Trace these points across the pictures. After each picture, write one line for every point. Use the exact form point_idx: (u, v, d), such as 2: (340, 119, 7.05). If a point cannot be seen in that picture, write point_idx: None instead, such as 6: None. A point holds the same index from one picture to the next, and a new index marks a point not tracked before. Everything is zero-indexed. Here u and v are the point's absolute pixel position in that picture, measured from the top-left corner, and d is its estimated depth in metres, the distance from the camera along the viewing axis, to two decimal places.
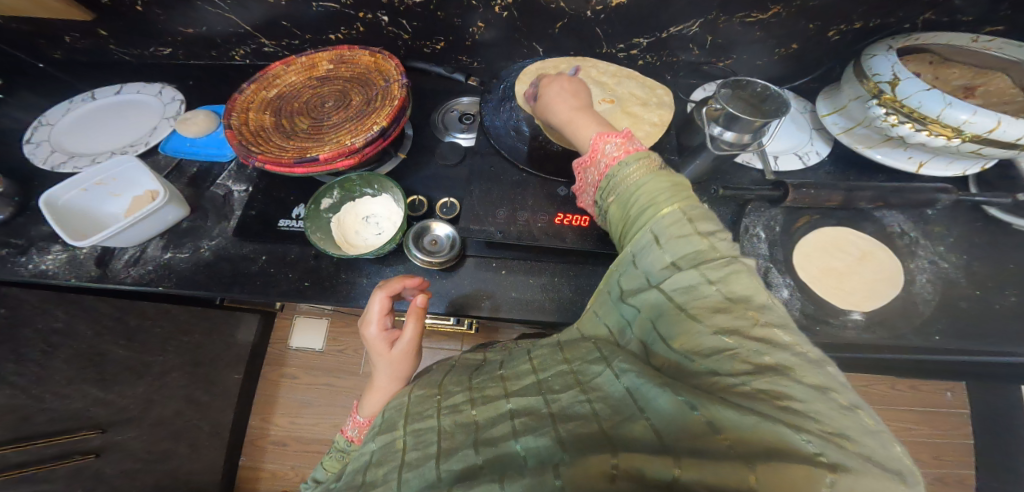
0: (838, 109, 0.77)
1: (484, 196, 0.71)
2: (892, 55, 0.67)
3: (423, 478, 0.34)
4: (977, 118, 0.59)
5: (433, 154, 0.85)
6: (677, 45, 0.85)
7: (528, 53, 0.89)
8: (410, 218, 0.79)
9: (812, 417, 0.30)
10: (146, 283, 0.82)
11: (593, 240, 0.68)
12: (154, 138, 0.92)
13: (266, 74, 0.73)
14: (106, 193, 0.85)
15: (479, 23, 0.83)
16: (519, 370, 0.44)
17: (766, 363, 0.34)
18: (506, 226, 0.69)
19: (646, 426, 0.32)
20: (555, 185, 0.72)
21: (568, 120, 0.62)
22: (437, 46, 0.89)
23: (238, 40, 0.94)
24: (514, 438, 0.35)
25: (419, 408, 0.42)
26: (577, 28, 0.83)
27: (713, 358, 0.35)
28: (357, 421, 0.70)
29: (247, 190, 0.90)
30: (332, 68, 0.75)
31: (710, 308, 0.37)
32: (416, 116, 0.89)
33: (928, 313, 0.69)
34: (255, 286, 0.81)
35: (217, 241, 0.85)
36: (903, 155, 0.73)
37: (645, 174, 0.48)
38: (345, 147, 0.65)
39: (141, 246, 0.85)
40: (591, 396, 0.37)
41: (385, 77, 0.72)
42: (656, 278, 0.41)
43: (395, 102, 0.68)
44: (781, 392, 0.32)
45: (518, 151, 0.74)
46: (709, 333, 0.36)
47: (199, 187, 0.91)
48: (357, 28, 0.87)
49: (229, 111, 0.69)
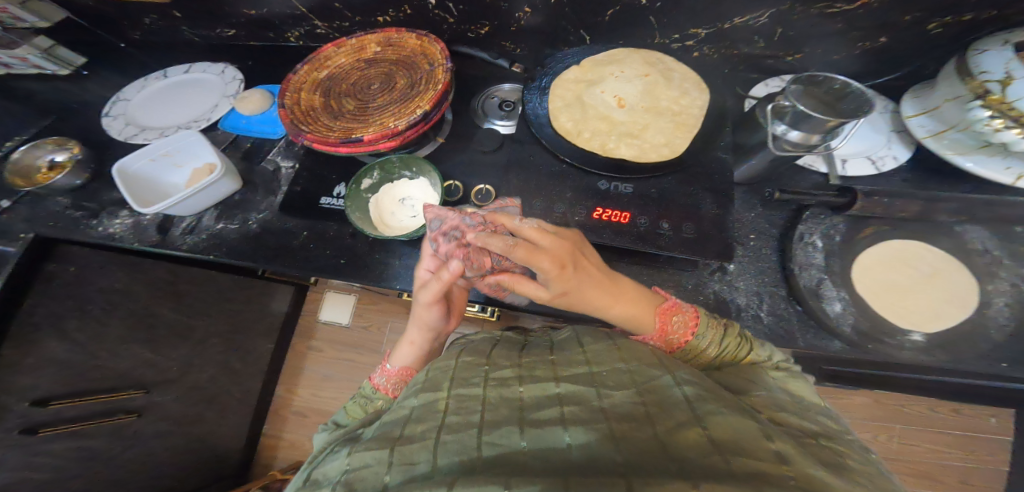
0: (927, 109, 0.70)
1: (522, 184, 0.70)
2: (1008, 50, 0.59)
3: (463, 443, 0.38)
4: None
5: (472, 139, 0.84)
6: (739, 36, 0.79)
7: (575, 41, 0.87)
8: (445, 202, 0.79)
9: (873, 474, 0.35)
10: (202, 251, 0.87)
11: (632, 238, 0.66)
12: (215, 114, 0.97)
13: (318, 55, 0.75)
14: (171, 164, 0.90)
15: (526, 9, 0.81)
16: (568, 359, 0.51)
17: (818, 427, 0.41)
18: (542, 217, 0.68)
19: (699, 435, 0.36)
20: (595, 179, 0.70)
21: (617, 306, 0.58)
22: (482, 31, 0.88)
23: (293, 21, 0.97)
24: (563, 428, 0.39)
25: (464, 375, 0.48)
26: (631, 15, 0.79)
27: (781, 412, 0.44)
28: (386, 364, 0.72)
29: (295, 167, 0.93)
30: (379, 50, 0.76)
31: (776, 389, 0.48)
32: (459, 101, 0.88)
33: (999, 341, 0.62)
34: (296, 260, 0.84)
35: (265, 215, 0.89)
36: (999, 164, 0.65)
37: (722, 338, 0.57)
38: (388, 130, 0.66)
39: (198, 216, 0.90)
40: (641, 396, 0.42)
41: (430, 61, 0.72)
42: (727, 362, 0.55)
43: (438, 86, 0.67)
44: (836, 444, 0.39)
45: (559, 141, 0.72)
46: (777, 399, 0.46)
47: (250, 162, 0.94)
48: (406, 10, 0.87)
49: (284, 90, 0.72)
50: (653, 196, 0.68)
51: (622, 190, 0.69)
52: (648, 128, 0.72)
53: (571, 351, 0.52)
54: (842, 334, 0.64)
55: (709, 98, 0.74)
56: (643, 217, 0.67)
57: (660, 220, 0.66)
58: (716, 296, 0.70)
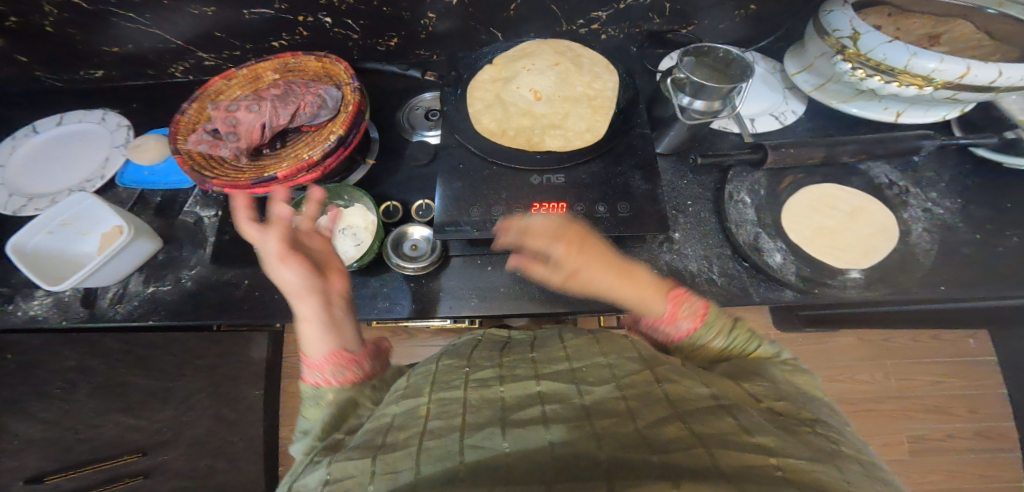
0: (806, 67, 0.74)
1: (456, 195, 0.68)
2: (849, 8, 0.64)
3: (446, 448, 0.36)
4: (947, 67, 0.56)
5: (404, 156, 0.81)
6: (636, 15, 0.80)
7: (486, 39, 0.86)
8: (386, 224, 0.77)
9: (868, 462, 0.35)
10: (137, 318, 0.81)
11: (573, 227, 0.66)
12: (109, 170, 0.90)
13: (207, 91, 0.69)
14: (75, 233, 0.83)
15: (431, 15, 0.79)
16: (552, 356, 0.50)
17: (824, 420, 0.40)
18: (482, 223, 0.66)
19: (681, 429, 0.37)
20: (528, 175, 0.69)
21: (626, 282, 0.58)
22: (391, 43, 0.85)
23: (173, 55, 0.91)
24: (545, 426, 0.38)
25: (445, 378, 0.46)
26: (529, 9, 0.79)
27: (780, 403, 0.42)
28: (307, 362, 0.54)
29: (218, 214, 0.89)
30: (278, 77, 0.72)
31: (785, 377, 0.46)
32: (377, 117, 0.86)
33: (930, 264, 0.66)
34: (243, 311, 0.80)
35: (198, 270, 0.84)
36: (880, 106, 0.70)
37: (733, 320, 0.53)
38: (303, 162, 0.63)
39: (123, 282, 0.84)
40: (621, 390, 0.42)
41: (336, 82, 0.70)
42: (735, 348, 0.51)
43: (349, 108, 0.65)
44: (836, 436, 0.38)
45: (485, 144, 0.71)
46: (780, 387, 0.45)
47: (167, 217, 0.89)
48: (300, 32, 0.83)
49: (173, 133, 0.65)
50: (586, 182, 0.68)
51: (555, 181, 0.69)
52: (571, 116, 0.73)
53: (552, 349, 0.51)
54: (791, 282, 0.66)
55: (620, 80, 0.75)
56: (579, 204, 0.67)
57: (597, 204, 0.67)
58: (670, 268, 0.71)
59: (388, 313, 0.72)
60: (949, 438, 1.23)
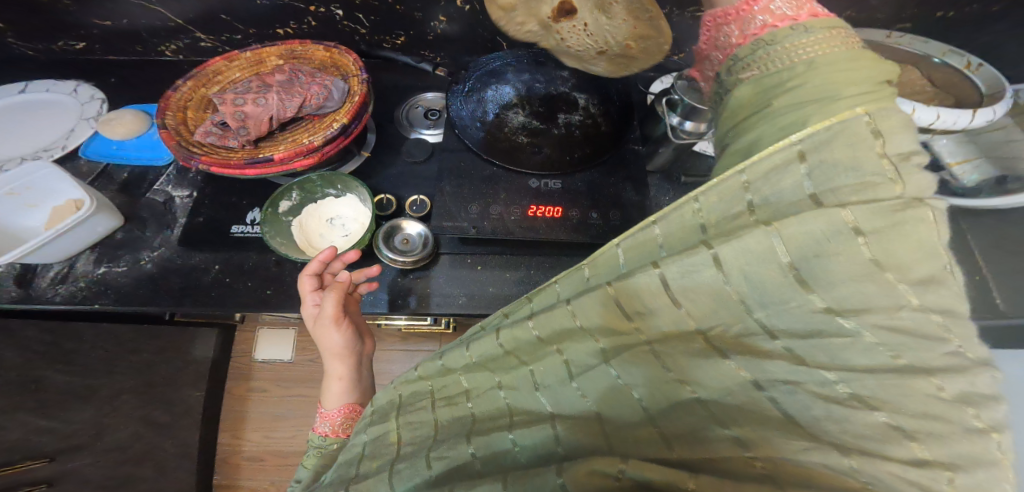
0: None
1: (455, 192, 0.70)
2: None
3: (414, 468, 0.40)
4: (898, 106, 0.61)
5: (400, 151, 0.81)
6: None
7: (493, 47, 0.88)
8: (378, 218, 0.76)
9: (914, 438, 0.24)
10: (81, 301, 0.76)
11: (567, 230, 0.69)
12: (73, 141, 0.84)
13: (205, 70, 0.67)
14: (19, 204, 0.77)
15: (441, 17, 0.81)
16: (494, 355, 0.43)
17: (895, 364, 0.26)
18: (480, 221, 0.68)
19: (651, 433, 0.34)
20: (526, 178, 0.71)
21: None
22: (398, 41, 0.87)
23: (167, 33, 0.88)
24: (508, 430, 0.39)
25: (411, 399, 0.47)
26: None
27: (810, 342, 0.28)
28: (322, 412, 0.67)
29: (191, 195, 0.84)
30: (281, 62, 0.70)
31: (851, 272, 0.26)
32: (378, 112, 0.85)
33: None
34: (211, 298, 0.77)
35: (161, 252, 0.80)
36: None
37: (827, 48, 0.38)
38: (302, 146, 0.60)
39: (70, 262, 0.78)
40: (588, 395, 0.37)
41: (343, 73, 0.68)
42: (768, 208, 0.31)
43: (355, 98, 0.63)
44: (884, 400, 0.26)
45: (483, 143, 0.72)
46: (818, 309, 0.27)
47: (131, 195, 0.83)
48: (308, 22, 0.83)
49: (163, 108, 0.62)
50: (582, 189, 0.71)
51: (552, 186, 0.71)
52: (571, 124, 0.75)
53: (489, 343, 0.43)
54: None
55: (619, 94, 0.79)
56: (574, 210, 0.70)
57: (590, 211, 0.70)
58: None
59: (373, 307, 0.72)
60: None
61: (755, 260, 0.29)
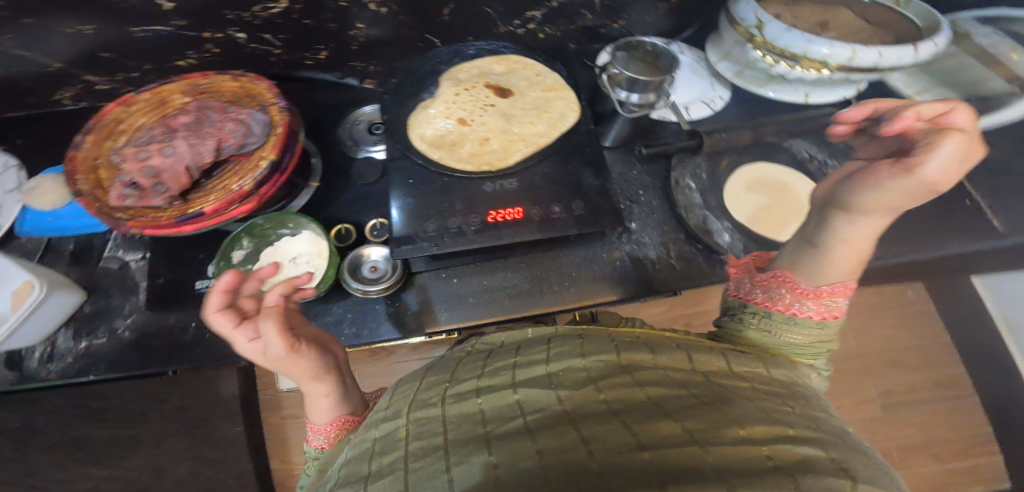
0: (725, 55, 0.79)
1: (407, 210, 0.64)
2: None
3: (433, 468, 0.36)
4: (838, 52, 0.59)
5: (351, 174, 0.78)
6: (570, 11, 0.78)
7: (426, 46, 0.82)
8: (340, 249, 0.73)
9: (849, 445, 0.38)
10: (75, 376, 0.75)
11: (532, 231, 0.64)
12: (5, 220, 0.81)
13: (103, 120, 0.62)
14: None
15: (360, 24, 0.76)
16: (531, 367, 0.49)
17: (818, 412, 0.43)
18: (439, 236, 0.62)
19: (675, 426, 0.36)
20: (480, 183, 0.66)
21: (847, 241, 0.54)
22: (320, 56, 0.82)
23: (56, 81, 0.80)
24: (529, 433, 0.38)
25: (425, 398, 0.48)
26: (464, 13, 0.76)
27: (773, 392, 0.44)
28: (314, 426, 0.65)
29: (145, 256, 0.82)
30: (186, 99, 0.66)
31: (784, 376, 0.48)
32: (316, 139, 0.82)
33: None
34: (197, 354, 0.75)
35: (134, 317, 0.78)
36: (790, 89, 0.76)
37: (811, 336, 0.53)
38: (233, 193, 0.56)
39: (50, 340, 0.76)
40: (605, 394, 0.42)
41: (258, 101, 0.64)
42: (729, 352, 0.51)
43: (279, 130, 0.59)
44: (817, 417, 0.41)
45: (427, 154, 0.67)
46: (773, 380, 0.47)
47: (86, 265, 0.81)
48: (212, 49, 0.78)
49: (71, 173, 0.58)
50: (540, 184, 0.66)
51: (508, 187, 0.66)
52: (521, 110, 0.72)
53: (535, 360, 0.50)
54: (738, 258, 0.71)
55: (561, 77, 0.75)
56: (535, 207, 0.65)
57: (552, 205, 0.65)
58: (633, 257, 0.73)
59: (355, 340, 0.69)
60: (923, 393, 1.28)
61: (745, 365, 0.49)
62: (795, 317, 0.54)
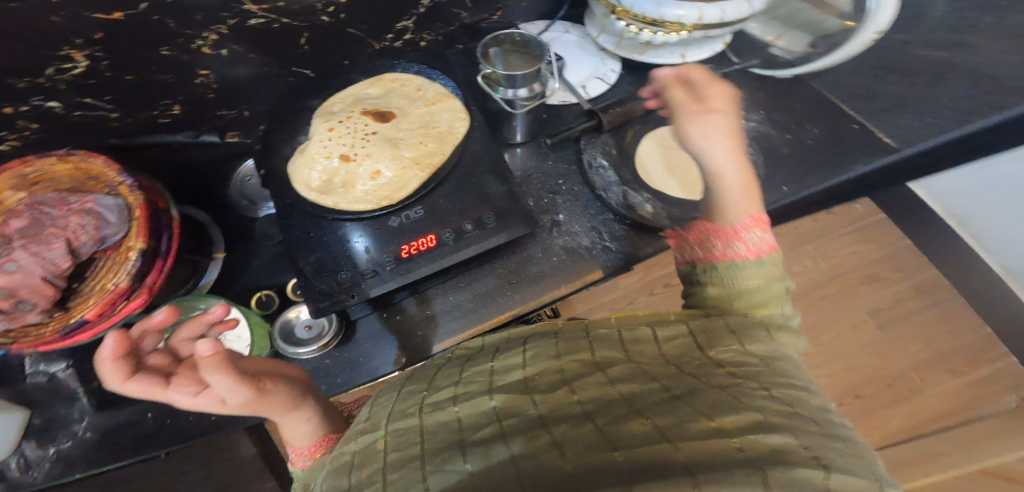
0: (603, 28, 0.81)
1: (315, 268, 0.63)
2: None
3: (409, 478, 0.38)
4: (688, 13, 0.61)
5: (257, 235, 0.78)
6: (442, 14, 0.77)
7: (297, 80, 0.77)
8: (266, 317, 0.72)
9: (822, 425, 0.37)
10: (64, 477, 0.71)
11: (446, 257, 0.64)
12: None
13: None
14: None
15: (202, 70, 0.67)
16: (507, 372, 0.50)
17: (793, 386, 0.42)
18: (354, 285, 0.61)
19: (643, 424, 0.37)
20: (386, 218, 0.66)
21: (721, 177, 0.65)
22: (173, 112, 0.71)
23: None
24: (503, 439, 0.39)
25: (404, 406, 0.50)
26: (330, 39, 0.72)
27: (745, 372, 0.44)
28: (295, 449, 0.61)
29: (71, 364, 0.76)
30: (15, 193, 0.57)
31: (764, 350, 0.47)
32: (221, 202, 0.80)
33: (763, 175, 0.78)
34: (164, 442, 0.73)
35: (90, 420, 0.73)
36: (666, 53, 0.79)
37: (764, 270, 0.55)
38: (112, 293, 0.54)
39: (20, 453, 0.70)
40: (579, 396, 0.43)
41: (106, 183, 0.59)
42: (699, 326, 0.51)
43: (138, 212, 0.56)
44: (793, 400, 0.40)
45: (318, 202, 0.67)
46: (750, 355, 0.46)
47: (11, 384, 0.73)
48: (30, 124, 0.62)
49: None
50: (443, 206, 0.67)
51: (413, 216, 0.66)
52: (406, 132, 0.72)
53: (514, 364, 0.51)
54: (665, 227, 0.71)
55: (441, 88, 0.76)
56: (446, 230, 0.65)
57: (462, 224, 0.65)
58: (568, 250, 0.73)
59: None
60: (901, 302, 1.40)
61: (720, 341, 0.48)
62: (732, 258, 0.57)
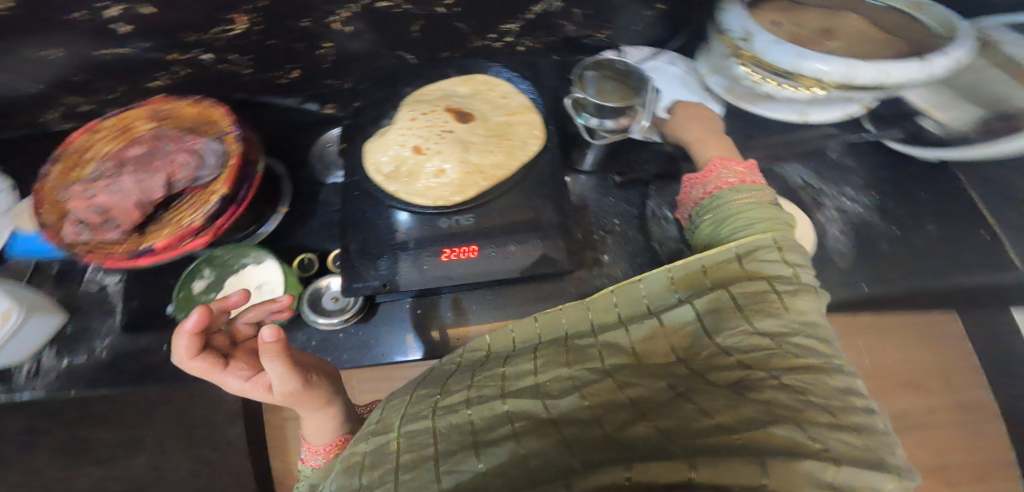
0: (715, 68, 0.77)
1: (359, 250, 0.65)
2: (739, 6, 0.61)
3: (423, 479, 0.36)
4: (834, 69, 0.54)
5: (320, 200, 0.78)
6: (549, 23, 0.76)
7: (398, 62, 0.80)
8: (303, 278, 0.72)
9: (832, 413, 0.35)
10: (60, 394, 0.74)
11: (483, 270, 0.64)
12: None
13: (69, 150, 0.63)
14: None
15: (327, 44, 0.73)
16: (521, 372, 0.46)
17: (803, 364, 0.39)
18: (389, 276, 0.64)
19: (647, 427, 0.35)
20: (438, 219, 0.65)
21: (699, 140, 0.71)
22: (291, 75, 0.78)
23: (35, 105, 0.72)
24: (515, 439, 0.37)
25: (415, 410, 0.45)
26: (435, 27, 0.73)
27: (750, 354, 0.41)
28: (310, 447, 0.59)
29: (123, 279, 0.80)
30: (148, 126, 0.66)
31: (772, 320, 0.43)
32: (297, 159, 0.83)
33: (845, 265, 0.73)
34: (167, 378, 0.74)
35: (111, 339, 0.76)
36: (784, 107, 0.73)
37: (749, 202, 0.58)
38: (184, 228, 0.57)
39: (35, 358, 0.74)
40: (587, 400, 0.40)
41: (215, 128, 0.64)
42: (700, 303, 0.47)
43: (231, 161, 0.60)
44: (802, 384, 0.37)
45: (383, 187, 0.66)
46: (753, 332, 0.42)
47: (68, 286, 0.80)
48: (178, 71, 0.71)
49: (37, 207, 0.59)
50: (495, 220, 0.65)
51: (463, 224, 0.65)
52: (481, 138, 0.70)
53: (524, 364, 0.47)
54: None
55: (526, 100, 0.73)
56: (490, 246, 0.64)
57: (507, 244, 0.65)
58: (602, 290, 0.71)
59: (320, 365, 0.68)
60: None
61: (715, 310, 0.45)
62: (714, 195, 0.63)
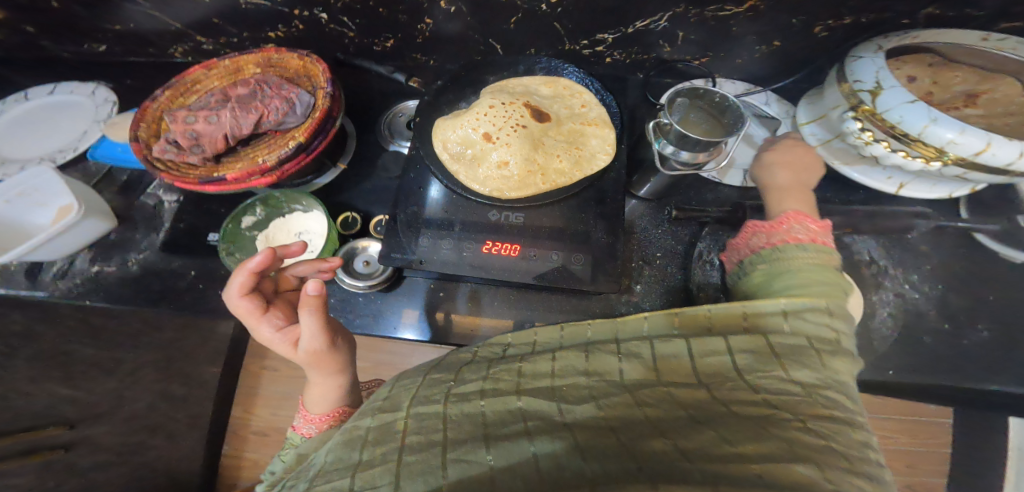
0: (817, 117, 0.71)
1: (407, 222, 0.64)
2: (879, 58, 0.59)
3: (428, 464, 0.34)
4: (965, 140, 0.52)
5: (376, 165, 0.77)
6: (648, 40, 0.75)
7: (486, 50, 0.80)
8: (343, 236, 0.72)
9: (851, 463, 0.32)
10: (75, 298, 0.74)
11: (522, 271, 0.62)
12: (83, 143, 0.84)
13: (183, 80, 0.67)
14: (33, 203, 0.75)
15: (428, 20, 0.74)
16: (540, 372, 0.42)
17: (829, 414, 0.36)
18: (429, 254, 0.62)
19: (667, 446, 0.33)
20: (487, 209, 0.64)
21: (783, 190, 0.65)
22: (387, 44, 0.81)
23: (173, 38, 0.85)
24: (529, 439, 0.35)
25: (428, 392, 0.42)
26: (535, 24, 0.73)
27: (781, 398, 0.37)
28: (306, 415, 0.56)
29: (179, 200, 0.81)
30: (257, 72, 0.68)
31: (807, 372, 0.39)
32: (365, 121, 0.82)
33: (883, 350, 0.66)
34: (183, 304, 0.73)
35: (146, 254, 0.77)
36: (883, 175, 0.69)
37: (816, 263, 0.52)
38: (256, 167, 0.58)
39: (70, 259, 0.76)
40: (603, 408, 0.38)
41: (313, 84, 0.65)
42: (736, 343, 0.41)
43: (316, 114, 0.60)
44: (829, 431, 0.35)
45: (445, 165, 0.66)
46: (785, 378, 0.38)
47: (129, 196, 0.82)
48: (296, 25, 0.78)
49: (139, 120, 0.63)
50: (546, 226, 0.63)
51: (513, 220, 0.64)
52: (553, 140, 0.68)
53: (543, 363, 0.43)
54: None
55: (605, 113, 0.71)
56: (533, 248, 0.62)
57: (552, 251, 0.62)
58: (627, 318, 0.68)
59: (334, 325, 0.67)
60: None
61: (752, 351, 0.40)
62: (777, 248, 0.56)
